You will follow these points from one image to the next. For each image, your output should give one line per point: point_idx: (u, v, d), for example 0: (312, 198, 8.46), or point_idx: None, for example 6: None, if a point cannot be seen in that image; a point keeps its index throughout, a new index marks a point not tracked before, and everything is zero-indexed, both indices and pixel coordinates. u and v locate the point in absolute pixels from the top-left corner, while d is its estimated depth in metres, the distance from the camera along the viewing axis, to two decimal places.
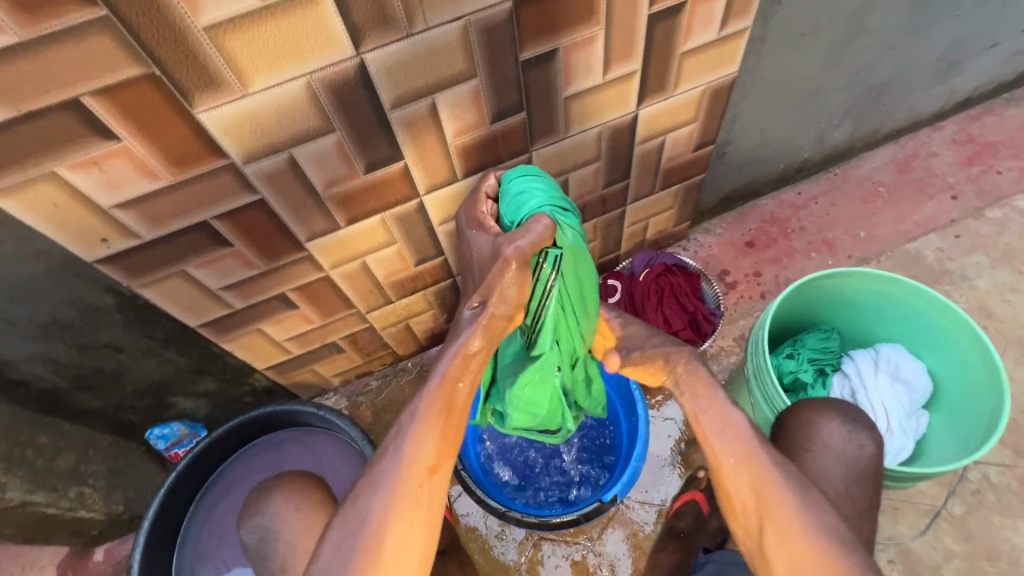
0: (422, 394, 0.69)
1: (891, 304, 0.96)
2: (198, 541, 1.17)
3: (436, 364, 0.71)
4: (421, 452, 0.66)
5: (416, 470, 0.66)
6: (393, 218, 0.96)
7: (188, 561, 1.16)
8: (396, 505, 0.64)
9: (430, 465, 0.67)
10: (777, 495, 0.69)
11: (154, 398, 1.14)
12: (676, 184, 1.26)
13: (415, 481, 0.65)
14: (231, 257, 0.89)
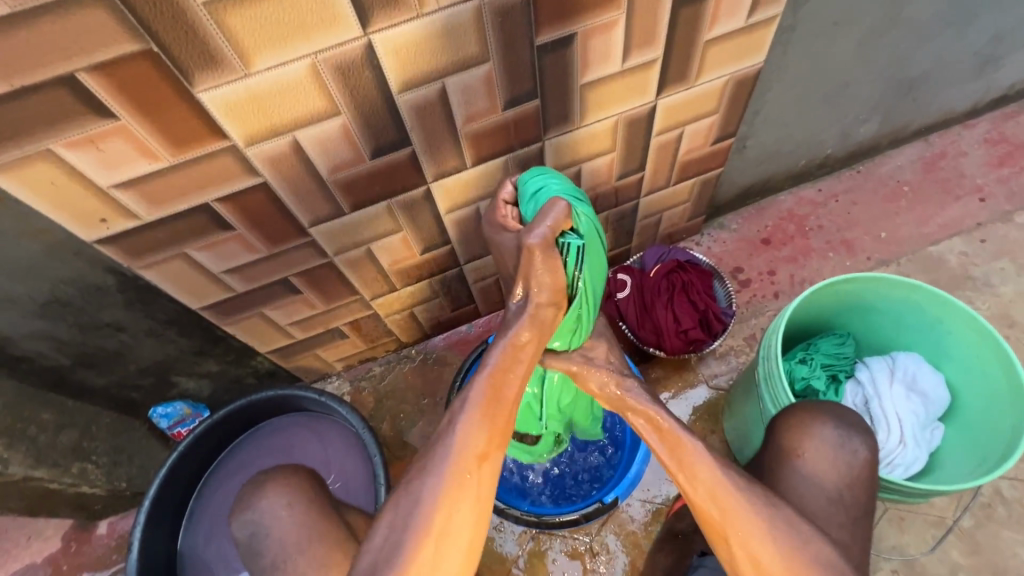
0: (472, 386, 0.69)
1: (912, 312, 0.93)
2: (200, 521, 1.18)
3: (486, 356, 0.71)
4: (472, 441, 0.65)
5: (466, 459, 0.65)
6: (399, 206, 0.94)
7: (190, 539, 1.16)
8: (445, 492, 0.63)
9: (479, 453, 0.66)
10: (738, 512, 0.68)
11: (157, 377, 1.13)
12: (692, 177, 1.22)
13: (463, 469, 0.64)
14: (234, 240, 0.87)
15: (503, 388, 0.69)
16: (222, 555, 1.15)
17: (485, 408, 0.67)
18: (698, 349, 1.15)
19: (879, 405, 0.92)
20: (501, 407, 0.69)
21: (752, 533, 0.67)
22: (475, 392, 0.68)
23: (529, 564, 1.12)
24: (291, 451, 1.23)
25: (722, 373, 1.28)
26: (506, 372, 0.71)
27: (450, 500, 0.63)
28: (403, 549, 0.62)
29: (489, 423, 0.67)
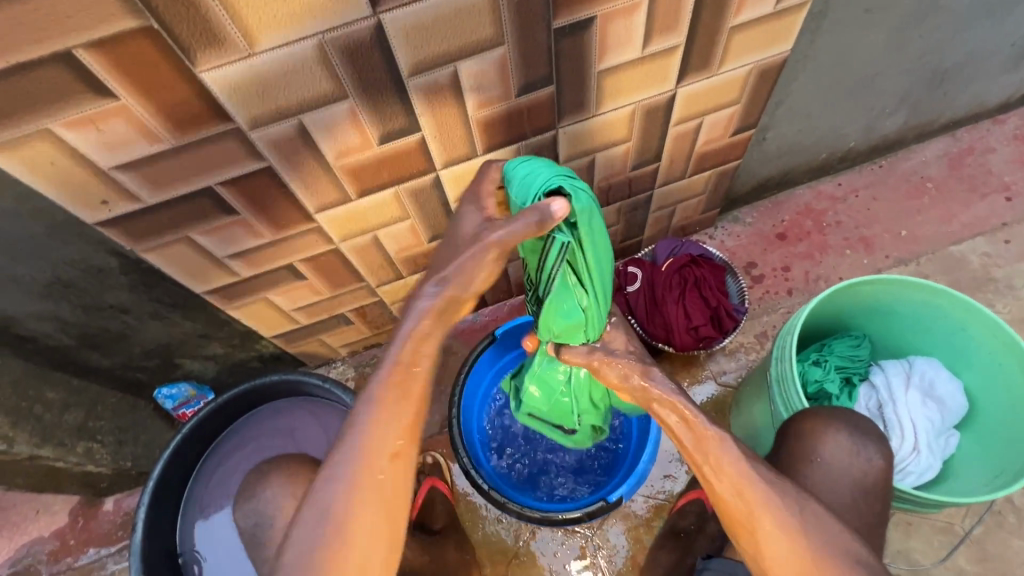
0: (376, 380, 0.66)
1: (933, 316, 0.90)
2: (203, 502, 1.18)
3: (388, 347, 0.67)
4: (380, 438, 0.64)
5: (376, 457, 0.64)
6: (406, 192, 0.91)
7: (193, 520, 1.17)
8: (358, 493, 0.63)
9: (390, 451, 0.65)
10: (759, 501, 0.66)
11: (161, 359, 1.13)
12: (709, 169, 1.18)
13: (375, 468, 0.64)
14: (237, 225, 0.85)
15: (412, 382, 0.66)
16: (223, 537, 1.16)
17: (397, 407, 0.65)
18: (708, 346, 1.13)
19: (893, 410, 0.90)
20: (408, 401, 0.66)
21: (772, 523, 0.65)
22: (379, 385, 0.66)
23: (529, 555, 1.12)
24: (293, 436, 1.23)
25: (731, 370, 1.26)
26: (422, 366, 0.67)
27: (363, 504, 0.63)
28: (327, 549, 0.62)
29: (400, 420, 0.65)
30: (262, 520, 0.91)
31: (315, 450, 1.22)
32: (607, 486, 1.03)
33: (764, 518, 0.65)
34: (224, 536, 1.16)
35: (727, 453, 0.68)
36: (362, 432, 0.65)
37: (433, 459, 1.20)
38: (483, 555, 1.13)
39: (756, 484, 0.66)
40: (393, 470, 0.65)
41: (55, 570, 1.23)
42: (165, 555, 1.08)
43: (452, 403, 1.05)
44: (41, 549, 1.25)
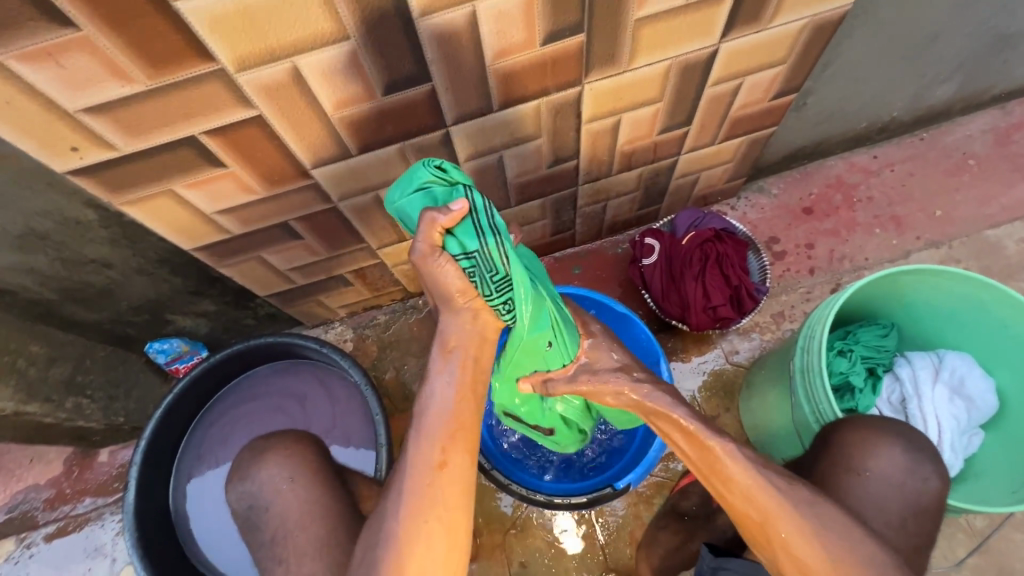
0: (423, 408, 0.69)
1: (972, 310, 0.84)
2: (198, 458, 1.16)
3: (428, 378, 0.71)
4: (425, 454, 0.67)
5: (424, 471, 0.67)
6: (413, 149, 0.83)
7: (188, 477, 1.15)
8: (411, 503, 0.66)
9: (437, 462, 0.67)
10: (769, 505, 0.64)
11: (151, 315, 1.08)
12: (741, 136, 1.08)
13: (424, 478, 0.66)
14: (226, 178, 0.77)
15: (452, 405, 0.69)
16: (218, 496, 1.14)
17: (440, 427, 0.68)
18: (724, 327, 1.08)
19: (918, 406, 0.85)
20: (451, 422, 0.69)
21: (790, 527, 0.63)
22: (429, 412, 0.69)
23: (527, 526, 1.11)
24: (293, 398, 1.20)
25: (744, 349, 1.21)
26: (457, 390, 0.70)
27: (416, 512, 0.65)
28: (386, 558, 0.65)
29: (445, 436, 0.68)
30: (256, 503, 0.88)
31: (315, 414, 1.19)
32: (614, 473, 1.01)
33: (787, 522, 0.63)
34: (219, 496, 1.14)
35: (734, 462, 0.65)
36: (407, 453, 0.68)
37: None
38: (480, 523, 1.12)
39: (765, 487, 0.65)
40: (442, 481, 0.66)
41: (52, 517, 1.23)
42: (159, 511, 1.06)
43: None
44: (37, 497, 1.24)
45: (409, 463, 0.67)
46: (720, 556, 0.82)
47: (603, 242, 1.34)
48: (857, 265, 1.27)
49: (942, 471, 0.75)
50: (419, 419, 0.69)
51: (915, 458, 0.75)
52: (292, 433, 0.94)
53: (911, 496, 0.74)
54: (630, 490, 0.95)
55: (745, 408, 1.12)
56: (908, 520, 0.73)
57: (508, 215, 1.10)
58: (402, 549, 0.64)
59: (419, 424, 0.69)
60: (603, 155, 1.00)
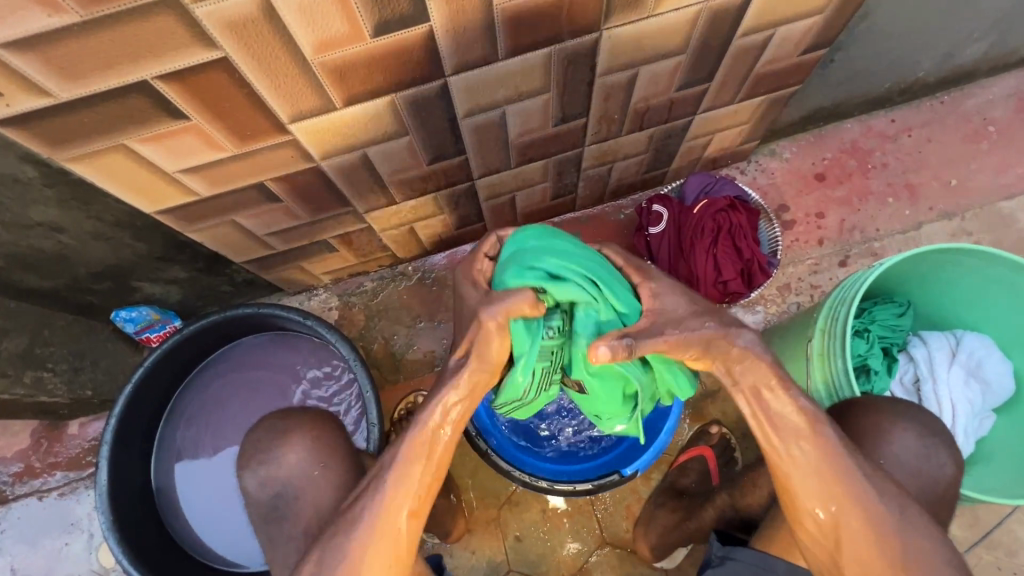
0: (405, 444, 0.68)
1: (997, 290, 0.80)
2: (181, 430, 1.10)
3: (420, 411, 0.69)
4: (399, 498, 0.67)
5: (390, 519, 0.67)
6: (405, 102, 0.72)
7: (171, 448, 1.09)
8: (373, 541, 0.66)
9: (409, 510, 0.67)
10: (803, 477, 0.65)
11: (115, 282, 0.99)
12: (762, 95, 1.00)
13: (391, 521, 0.67)
14: (187, 132, 0.67)
15: (434, 450, 0.68)
16: (204, 469, 1.09)
17: (420, 472, 0.68)
18: (734, 303, 1.03)
19: (932, 389, 0.83)
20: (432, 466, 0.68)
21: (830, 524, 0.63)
22: (409, 450, 0.68)
23: (522, 500, 1.09)
24: (281, 370, 1.13)
25: (749, 323, 1.17)
26: (443, 437, 0.68)
27: (378, 552, 0.66)
28: None
29: (420, 483, 0.68)
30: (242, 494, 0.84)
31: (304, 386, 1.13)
32: (617, 458, 0.99)
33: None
34: (208, 469, 1.09)
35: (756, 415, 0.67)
36: (383, 487, 0.67)
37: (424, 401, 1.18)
38: (474, 497, 1.10)
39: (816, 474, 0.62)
40: (409, 529, 0.68)
41: (22, 491, 1.17)
42: (137, 489, 1.01)
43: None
44: (4, 470, 1.17)
45: (381, 506, 0.67)
46: (728, 543, 0.80)
47: (605, 207, 1.27)
48: (867, 236, 1.22)
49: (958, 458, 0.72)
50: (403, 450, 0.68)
51: (930, 443, 0.72)
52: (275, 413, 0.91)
53: (921, 482, 0.71)
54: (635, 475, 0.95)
55: None
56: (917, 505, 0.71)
57: (508, 177, 1.01)
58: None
59: (400, 468, 0.67)
60: (615, 113, 0.91)
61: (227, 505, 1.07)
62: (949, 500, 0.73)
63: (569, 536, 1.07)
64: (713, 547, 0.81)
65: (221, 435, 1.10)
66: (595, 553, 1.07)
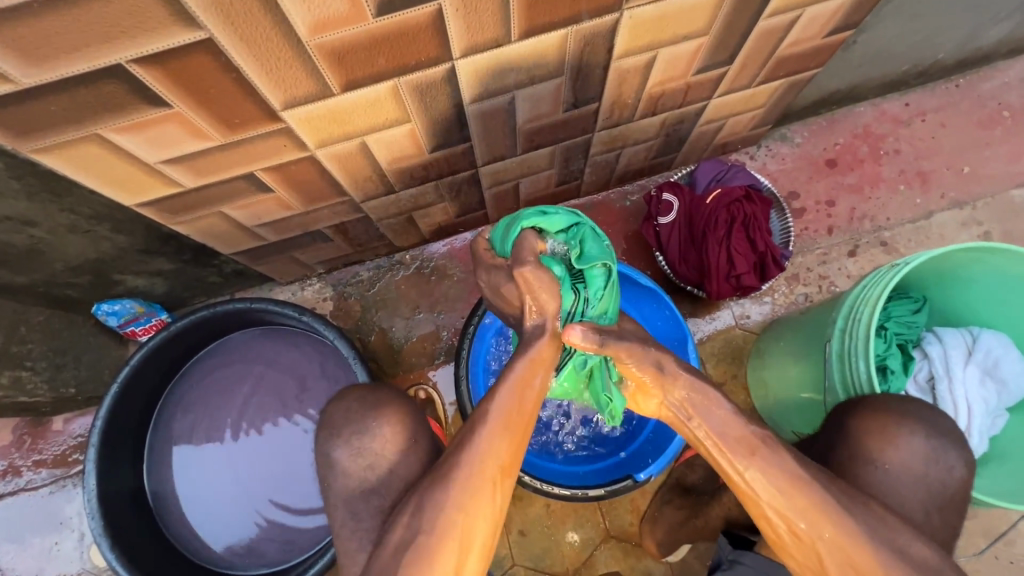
0: (494, 400, 0.66)
1: (1017, 290, 0.79)
2: (176, 424, 1.07)
3: (508, 367, 0.68)
4: (491, 455, 0.63)
5: (483, 475, 0.63)
6: (408, 87, 0.66)
7: (167, 443, 1.06)
8: (461, 501, 0.62)
9: (502, 467, 0.64)
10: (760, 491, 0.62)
11: (95, 275, 0.93)
12: (781, 79, 0.95)
13: (484, 481, 0.63)
14: (169, 121, 0.60)
15: (524, 405, 0.66)
16: (206, 462, 1.06)
17: (513, 423, 0.65)
18: (746, 297, 1.01)
19: (947, 388, 0.81)
20: (519, 418, 0.66)
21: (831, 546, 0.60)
22: (497, 406, 0.65)
23: (525, 495, 1.08)
24: (279, 363, 1.09)
25: (756, 314, 1.15)
26: (531, 392, 0.67)
27: (472, 508, 0.62)
28: (421, 553, 0.61)
29: (514, 438, 0.65)
30: None
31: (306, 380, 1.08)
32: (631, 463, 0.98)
33: (816, 520, 0.60)
34: (210, 463, 1.06)
35: (703, 425, 0.65)
36: (474, 444, 0.64)
37: (426, 395, 1.15)
38: None
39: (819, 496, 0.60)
40: (502, 487, 0.64)
41: (6, 490, 1.12)
42: (130, 490, 0.98)
43: (461, 376, 0.99)
44: None
45: (474, 460, 0.63)
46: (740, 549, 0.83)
47: (611, 192, 1.22)
48: (877, 225, 1.19)
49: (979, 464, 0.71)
50: (491, 402, 0.66)
51: (950, 449, 0.70)
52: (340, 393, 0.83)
53: (938, 489, 0.70)
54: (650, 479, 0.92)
55: (755, 376, 1.07)
56: (934, 513, 0.70)
57: (514, 164, 0.96)
58: (442, 539, 0.61)
59: (491, 420, 0.65)
60: (629, 98, 0.85)
61: (229, 499, 1.04)
62: (965, 506, 0.71)
63: (573, 529, 1.07)
64: (722, 550, 0.85)
65: (224, 428, 1.07)
66: (599, 546, 1.06)
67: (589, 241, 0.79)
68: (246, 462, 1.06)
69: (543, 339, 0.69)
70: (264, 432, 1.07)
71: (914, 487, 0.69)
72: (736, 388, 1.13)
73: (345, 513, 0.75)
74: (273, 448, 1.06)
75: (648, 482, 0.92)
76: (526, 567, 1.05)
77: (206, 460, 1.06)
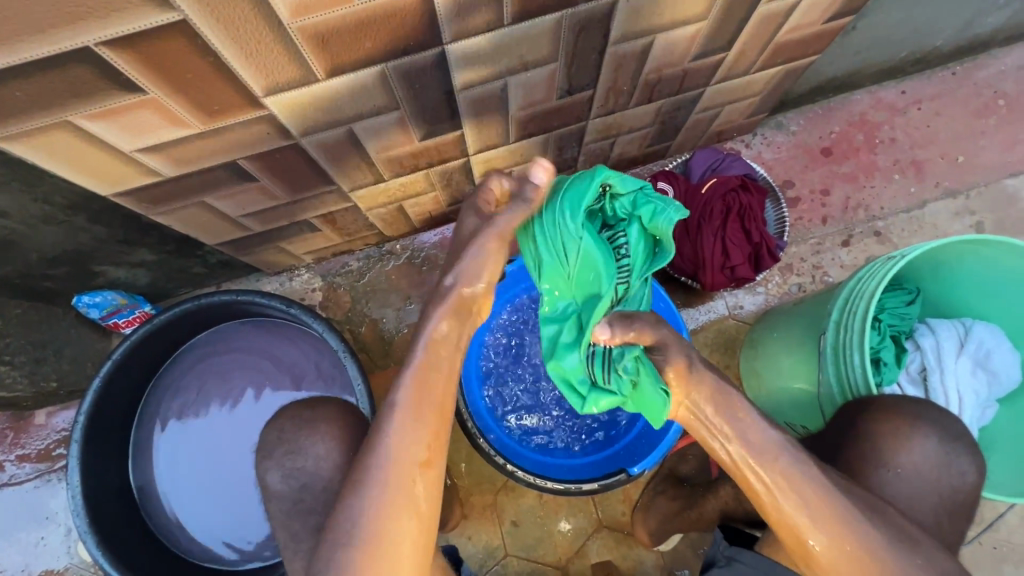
0: (399, 391, 0.64)
1: (1011, 282, 0.79)
2: (165, 407, 1.05)
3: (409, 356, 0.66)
4: (405, 447, 0.62)
5: (403, 469, 0.62)
6: (396, 72, 0.64)
7: (148, 428, 1.04)
8: (388, 497, 0.61)
9: (420, 458, 0.63)
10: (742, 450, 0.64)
11: (74, 266, 0.90)
12: (779, 65, 0.93)
13: (404, 474, 0.62)
14: (144, 107, 0.57)
15: (434, 393, 0.65)
16: (171, 457, 1.04)
17: (422, 412, 0.64)
18: (740, 288, 1.00)
19: (939, 379, 0.82)
20: (429, 406, 0.65)
21: (815, 539, 0.61)
22: (403, 398, 0.64)
23: (518, 486, 1.08)
24: (271, 356, 1.08)
25: (749, 304, 1.14)
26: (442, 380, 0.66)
27: (398, 505, 0.61)
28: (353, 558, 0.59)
29: (426, 428, 0.64)
30: None
31: (301, 375, 1.07)
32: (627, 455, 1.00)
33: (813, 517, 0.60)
34: (177, 457, 1.04)
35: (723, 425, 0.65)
36: (387, 440, 0.62)
37: None
38: (469, 484, 1.08)
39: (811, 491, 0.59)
40: (424, 478, 0.63)
41: None
42: (115, 488, 0.96)
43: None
44: None
45: (389, 456, 0.62)
46: (737, 545, 0.83)
47: None
48: (871, 214, 1.19)
49: (975, 463, 0.70)
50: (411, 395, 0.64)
51: (943, 445, 0.70)
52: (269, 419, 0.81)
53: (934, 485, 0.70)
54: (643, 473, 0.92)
55: (747, 366, 1.07)
56: (930, 508, 0.70)
57: (506, 152, 0.93)
58: (376, 542, 0.59)
59: (400, 412, 0.63)
60: (624, 85, 0.83)
61: (199, 493, 1.03)
62: (962, 502, 0.71)
63: (566, 519, 1.07)
64: (720, 546, 0.85)
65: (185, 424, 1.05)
66: (591, 535, 1.06)
67: (657, 220, 0.78)
68: (214, 455, 1.05)
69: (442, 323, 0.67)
70: (233, 426, 1.06)
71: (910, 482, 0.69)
72: (727, 378, 1.13)
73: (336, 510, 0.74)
74: (231, 436, 1.05)
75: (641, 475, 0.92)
76: (518, 558, 1.06)
77: (170, 454, 1.04)
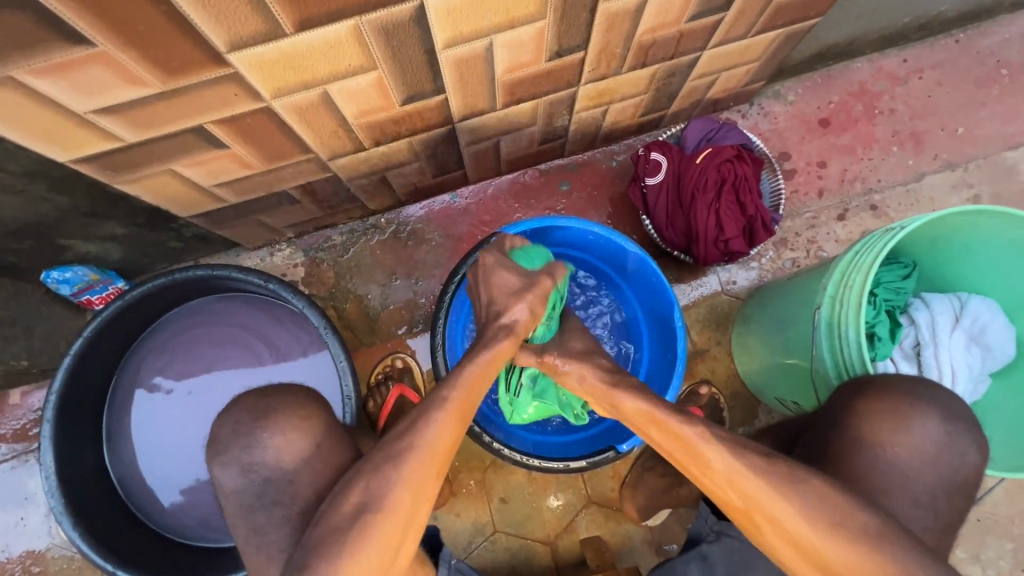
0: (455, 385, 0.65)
1: (1011, 255, 0.77)
2: (144, 378, 1.03)
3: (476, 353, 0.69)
4: (440, 441, 0.61)
5: (432, 461, 0.61)
6: (371, 28, 0.59)
7: (133, 386, 1.02)
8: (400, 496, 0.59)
9: (447, 452, 0.62)
10: (727, 476, 0.59)
11: (39, 240, 0.85)
12: (779, 28, 0.88)
13: (431, 468, 0.61)
14: (95, 62, 0.53)
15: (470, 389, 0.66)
16: (155, 419, 1.02)
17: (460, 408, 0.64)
18: (733, 263, 0.98)
19: (933, 354, 0.81)
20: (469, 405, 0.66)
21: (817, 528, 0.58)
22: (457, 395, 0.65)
23: (507, 463, 1.07)
24: (260, 334, 1.04)
25: (742, 279, 1.12)
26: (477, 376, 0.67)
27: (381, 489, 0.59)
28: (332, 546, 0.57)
29: (459, 422, 0.64)
30: None
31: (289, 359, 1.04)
32: (617, 433, 0.97)
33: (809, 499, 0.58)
34: (160, 426, 1.02)
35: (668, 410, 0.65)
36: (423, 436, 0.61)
37: (403, 363, 1.11)
38: (457, 462, 1.07)
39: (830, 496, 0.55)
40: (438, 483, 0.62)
41: None
42: (90, 468, 0.93)
43: (437, 347, 0.93)
44: None
45: (426, 445, 0.61)
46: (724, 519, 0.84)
47: (596, 152, 1.16)
48: (868, 187, 1.16)
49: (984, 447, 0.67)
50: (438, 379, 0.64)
51: (951, 428, 0.67)
52: (228, 404, 0.77)
53: (941, 469, 0.66)
54: (632, 450, 0.91)
55: (739, 343, 1.06)
56: (948, 502, 0.66)
57: (493, 120, 0.89)
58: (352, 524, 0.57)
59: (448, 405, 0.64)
60: (617, 47, 0.79)
61: (178, 463, 1.01)
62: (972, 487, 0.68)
63: (555, 496, 1.06)
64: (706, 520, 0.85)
65: (175, 397, 1.03)
66: (580, 512, 1.06)
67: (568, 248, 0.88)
68: (200, 433, 1.02)
69: (506, 339, 0.71)
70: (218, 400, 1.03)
71: (912, 465, 0.66)
72: (718, 355, 1.12)
73: (318, 490, 0.72)
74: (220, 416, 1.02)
75: (630, 453, 0.91)
76: (507, 534, 1.05)
77: (149, 432, 1.02)
